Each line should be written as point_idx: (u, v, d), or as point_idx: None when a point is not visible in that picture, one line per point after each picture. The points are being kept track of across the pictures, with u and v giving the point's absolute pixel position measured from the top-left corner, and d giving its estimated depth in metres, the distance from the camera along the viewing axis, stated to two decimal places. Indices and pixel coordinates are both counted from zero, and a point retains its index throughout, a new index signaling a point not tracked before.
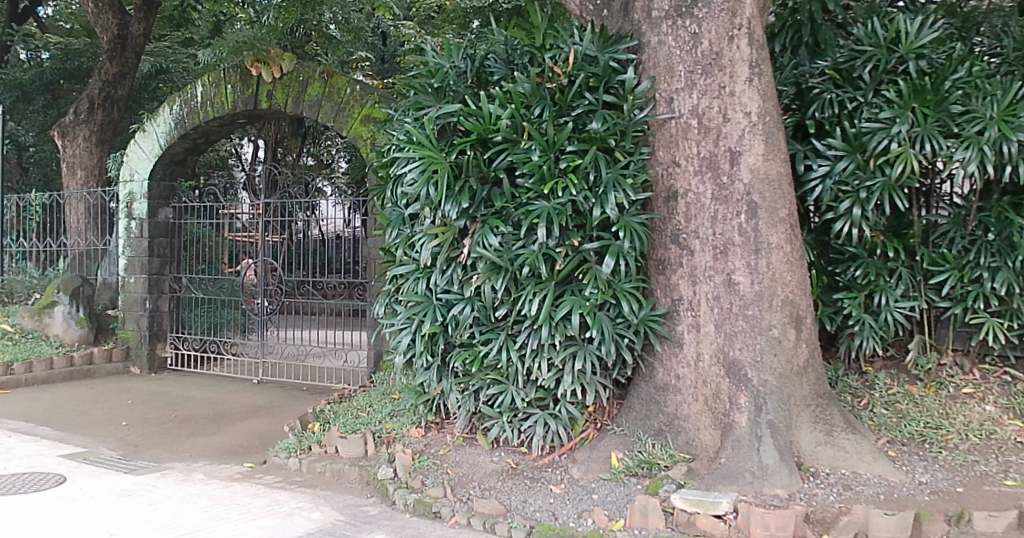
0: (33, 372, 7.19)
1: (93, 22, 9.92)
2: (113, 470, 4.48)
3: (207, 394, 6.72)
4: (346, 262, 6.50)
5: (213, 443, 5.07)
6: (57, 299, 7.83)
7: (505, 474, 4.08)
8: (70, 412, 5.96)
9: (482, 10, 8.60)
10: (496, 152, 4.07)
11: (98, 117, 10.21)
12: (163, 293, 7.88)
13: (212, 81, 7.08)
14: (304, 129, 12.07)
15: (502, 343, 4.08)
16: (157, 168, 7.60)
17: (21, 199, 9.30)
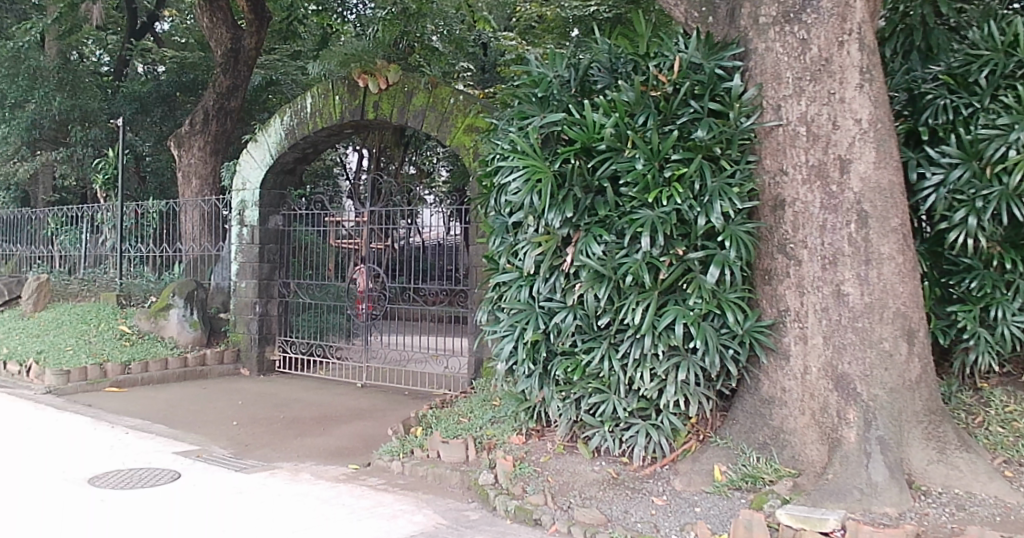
0: (149, 372, 7.55)
1: (209, 37, 10.48)
2: (224, 467, 4.66)
3: (313, 396, 6.88)
4: (447, 269, 6.67)
5: (318, 445, 5.18)
6: (171, 303, 8.24)
7: (606, 484, 4.05)
8: (180, 409, 6.26)
9: (582, 19, 8.58)
10: (600, 161, 4.07)
11: (212, 127, 10.72)
12: (272, 297, 8.16)
13: (320, 93, 7.29)
14: (407, 138, 12.69)
15: (604, 352, 4.06)
16: (268, 177, 7.89)
17: (139, 206, 9.73)
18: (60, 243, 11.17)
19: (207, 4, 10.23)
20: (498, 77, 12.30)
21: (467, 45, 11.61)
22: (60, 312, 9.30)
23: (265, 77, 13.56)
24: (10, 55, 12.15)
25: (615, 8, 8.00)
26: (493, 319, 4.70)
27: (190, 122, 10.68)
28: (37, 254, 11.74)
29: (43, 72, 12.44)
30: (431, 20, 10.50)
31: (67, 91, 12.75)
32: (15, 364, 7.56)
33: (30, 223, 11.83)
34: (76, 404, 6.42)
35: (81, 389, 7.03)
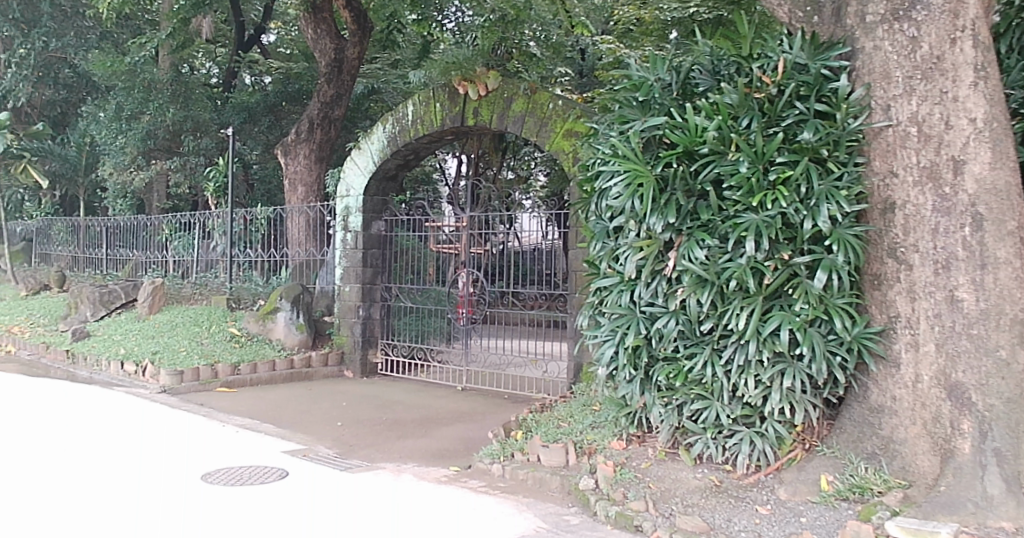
0: (258, 372, 8.12)
1: (313, 47, 11.33)
2: (327, 466, 4.84)
3: (413, 398, 7.21)
4: (546, 274, 6.95)
5: (419, 446, 5.40)
6: (280, 306, 8.83)
7: (708, 492, 4.03)
8: (286, 409, 6.68)
9: (683, 21, 8.25)
10: (703, 164, 4.10)
11: (317, 135, 11.65)
12: (375, 301, 8.59)
13: (422, 100, 7.74)
14: (504, 142, 13.71)
15: (707, 358, 4.05)
16: (370, 184, 8.34)
17: (248, 212, 10.27)
18: (173, 249, 11.76)
19: (312, 17, 11.02)
20: (595, 81, 12.54)
21: (564, 50, 11.43)
22: (175, 313, 10.06)
23: (367, 85, 14.71)
24: (127, 68, 13.15)
25: (716, 9, 7.65)
26: (594, 323, 4.72)
27: (296, 130, 11.67)
28: (151, 260, 12.40)
29: (157, 84, 13.37)
30: (529, 25, 9.91)
31: (180, 103, 13.66)
32: (133, 364, 8.29)
33: (145, 229, 12.58)
34: (190, 404, 6.99)
35: (194, 389, 7.68)
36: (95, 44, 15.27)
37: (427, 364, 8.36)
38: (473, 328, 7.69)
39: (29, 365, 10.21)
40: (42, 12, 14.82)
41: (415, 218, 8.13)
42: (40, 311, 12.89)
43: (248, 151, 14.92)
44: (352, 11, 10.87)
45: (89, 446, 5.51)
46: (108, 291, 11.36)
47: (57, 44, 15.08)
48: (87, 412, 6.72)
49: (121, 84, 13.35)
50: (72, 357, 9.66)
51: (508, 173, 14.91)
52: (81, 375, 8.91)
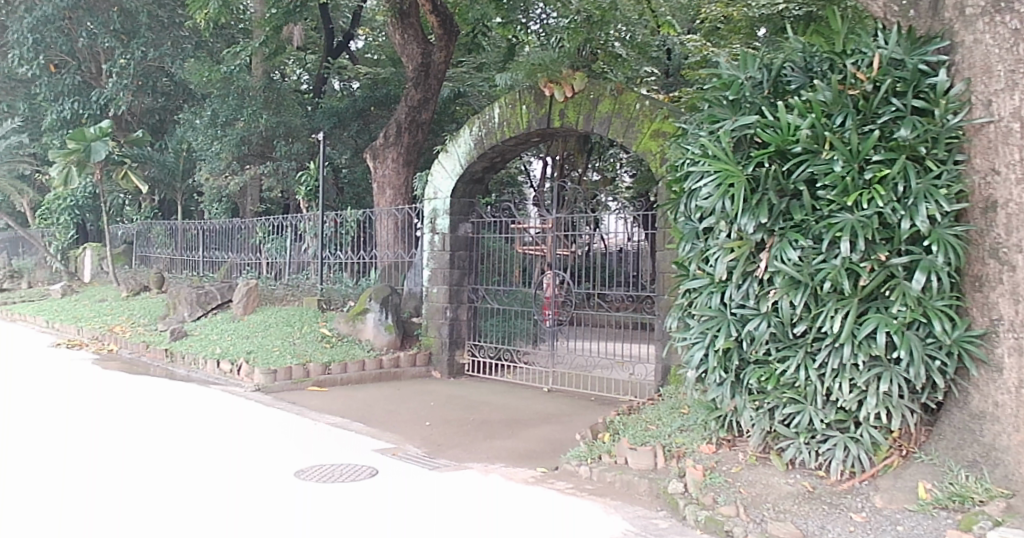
0: (348, 372, 9.38)
1: (401, 52, 12.72)
2: (418, 467, 5.59)
3: (500, 399, 8.51)
4: (628, 276, 8.18)
5: (506, 447, 6.38)
6: (370, 307, 10.16)
7: (800, 498, 4.13)
8: (375, 410, 7.80)
9: (771, 17, 8.07)
10: (796, 164, 4.29)
11: (405, 138, 12.98)
12: (462, 302, 10.07)
13: (508, 103, 9.18)
14: (589, 144, 14.69)
15: (800, 361, 4.20)
16: (458, 186, 9.84)
17: (338, 215, 11.63)
18: (267, 251, 13.14)
19: (402, 23, 12.42)
20: (682, 80, 12.08)
21: (650, 50, 11.74)
22: (269, 314, 11.51)
23: (453, 90, 15.61)
24: (224, 77, 14.44)
25: (806, 6, 7.53)
26: (683, 325, 5.10)
27: (385, 135, 13.02)
28: (246, 261, 13.82)
29: (251, 91, 14.62)
30: (614, 25, 10.63)
31: (272, 108, 14.87)
32: (229, 363, 9.63)
33: (241, 232, 13.90)
34: (282, 403, 8.04)
35: (285, 387, 8.90)
36: (191, 52, 16.03)
37: (513, 365, 9.77)
38: (557, 328, 9.00)
39: (131, 363, 11.03)
40: (141, 23, 15.66)
41: (502, 222, 9.55)
42: (142, 311, 14.00)
43: (339, 156, 15.86)
44: (437, 16, 12.15)
45: (193, 448, 5.94)
46: (203, 293, 12.59)
47: (155, 54, 15.79)
48: (186, 417, 7.21)
49: (217, 91, 14.77)
50: (169, 357, 10.85)
51: (594, 174, 16.01)
52: (179, 372, 10.20)
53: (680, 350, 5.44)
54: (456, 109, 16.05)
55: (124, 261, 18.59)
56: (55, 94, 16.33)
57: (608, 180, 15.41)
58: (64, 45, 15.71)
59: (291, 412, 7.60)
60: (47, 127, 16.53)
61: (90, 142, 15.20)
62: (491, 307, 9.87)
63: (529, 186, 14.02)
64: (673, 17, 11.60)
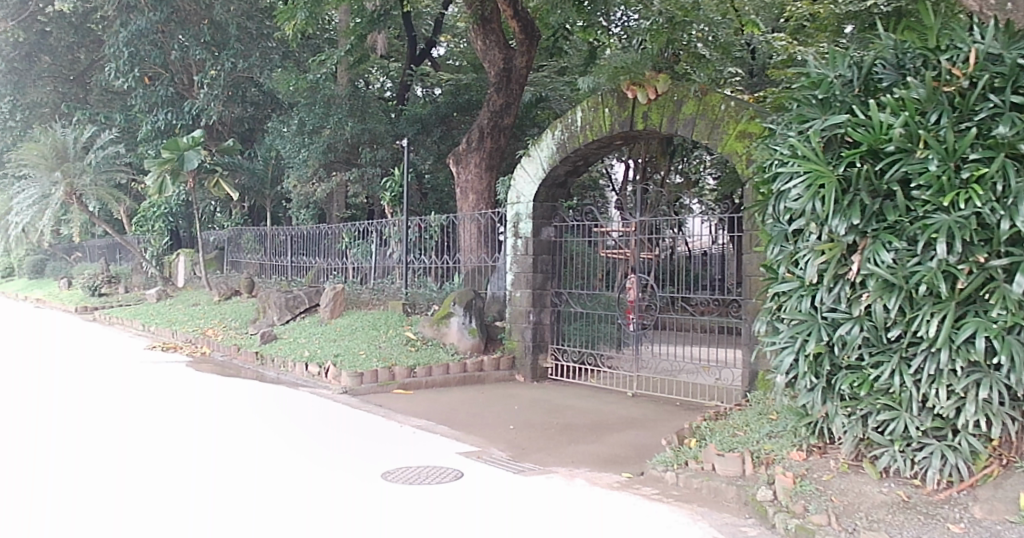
0: (433, 375, 9.61)
1: (483, 58, 13.00)
2: (501, 471, 5.74)
3: (584, 403, 8.59)
4: (712, 279, 8.10)
5: (592, 453, 6.38)
6: (454, 311, 10.43)
7: (895, 507, 4.11)
8: (459, 413, 7.98)
9: (860, 13, 7.81)
10: (889, 163, 4.37)
11: (487, 144, 13.18)
12: (546, 306, 10.18)
13: (591, 107, 9.20)
14: (672, 147, 14.54)
15: (895, 367, 4.26)
16: (540, 190, 9.96)
17: (423, 221, 11.97)
18: (353, 255, 13.58)
19: (483, 29, 12.70)
20: (767, 80, 12.08)
21: (734, 50, 11.56)
22: (355, 318, 11.93)
23: (536, 93, 15.68)
24: (310, 85, 15.19)
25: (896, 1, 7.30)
26: (772, 329, 5.21)
27: (468, 140, 13.27)
28: (332, 266, 14.35)
29: (335, 99, 15.34)
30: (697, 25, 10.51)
31: (357, 116, 15.47)
32: (316, 366, 10.04)
33: (327, 238, 14.46)
34: (370, 405, 8.37)
35: (372, 389, 9.20)
36: (278, 62, 16.79)
37: (597, 370, 9.74)
38: (641, 332, 8.96)
39: (223, 365, 11.65)
40: (231, 35, 16.49)
41: (585, 225, 9.59)
42: (233, 315, 14.78)
43: (422, 161, 16.27)
44: (518, 22, 12.32)
45: (274, 452, 6.22)
46: (292, 297, 13.18)
47: (244, 65, 16.66)
48: (265, 420, 7.53)
49: (303, 101, 15.49)
50: (260, 359, 11.41)
51: (677, 176, 15.80)
52: (270, 374, 10.76)
53: (771, 356, 5.43)
54: (538, 113, 16.15)
55: (215, 267, 19.41)
56: (149, 105, 17.40)
57: (690, 182, 15.29)
58: (156, 58, 16.36)
59: (379, 415, 7.81)
60: (143, 138, 17.77)
61: (182, 151, 16.38)
62: (574, 311, 9.93)
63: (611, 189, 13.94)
64: (755, 16, 10.99)
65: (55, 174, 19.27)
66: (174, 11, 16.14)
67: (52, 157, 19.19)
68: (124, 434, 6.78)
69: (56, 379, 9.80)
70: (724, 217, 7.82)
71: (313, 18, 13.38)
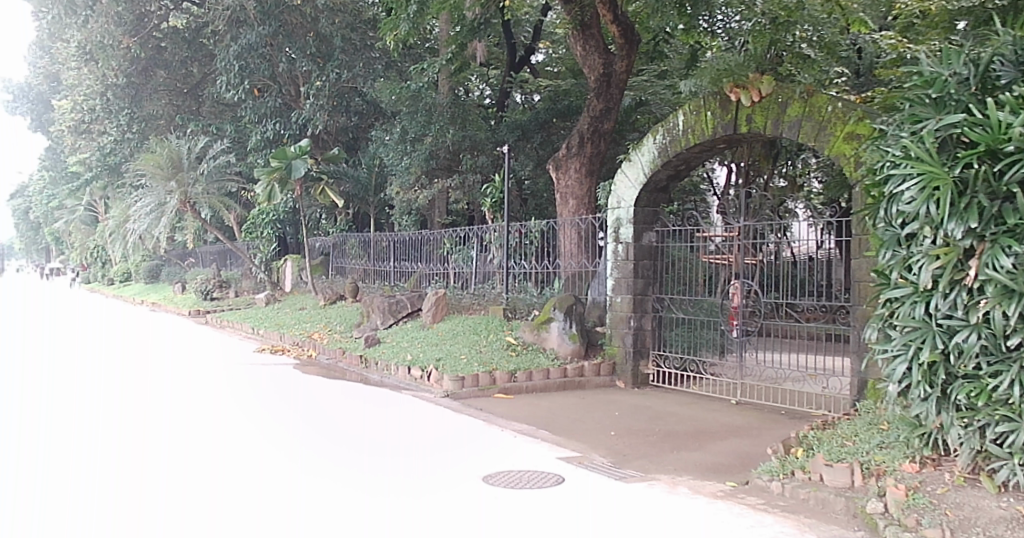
0: (533, 380, 9.81)
1: (583, 63, 13.17)
2: (603, 476, 5.86)
3: (685, 410, 8.56)
4: (819, 285, 7.95)
5: (696, 461, 6.39)
6: (554, 316, 10.61)
7: (1016, 523, 4.01)
8: (560, 418, 8.16)
9: (974, 8, 7.36)
10: (1008, 164, 4.37)
11: (587, 148, 13.28)
12: (647, 312, 10.20)
13: (693, 110, 9.16)
14: (776, 149, 14.20)
15: (1014, 377, 4.21)
16: (641, 195, 10.02)
17: (522, 226, 12.23)
18: (454, 261, 14.04)
19: (582, 34, 12.89)
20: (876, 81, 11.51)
21: (840, 49, 11.17)
22: (457, 323, 12.33)
23: (636, 98, 15.66)
24: (413, 94, 15.91)
25: None
26: (883, 336, 5.20)
27: (568, 146, 13.37)
28: (433, 272, 14.84)
29: (438, 107, 15.82)
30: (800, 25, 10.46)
31: (458, 123, 15.94)
32: (419, 369, 10.46)
33: (429, 244, 14.99)
34: (472, 409, 8.66)
35: (473, 392, 9.49)
36: (380, 72, 17.65)
37: (699, 377, 9.70)
38: (744, 338, 8.84)
39: (328, 368, 12.30)
40: (337, 48, 17.39)
41: (687, 230, 9.56)
42: (338, 319, 15.53)
43: (522, 167, 16.66)
44: (617, 27, 12.39)
45: (290, 464, 6.18)
46: (394, 302, 13.73)
47: (348, 75, 17.60)
48: (281, 430, 7.47)
49: (406, 109, 16.08)
50: (365, 363, 11.95)
51: (781, 181, 15.41)
52: (374, 377, 11.24)
53: (880, 363, 5.44)
54: (638, 118, 16.02)
55: (321, 272, 20.49)
56: (258, 116, 18.73)
57: (795, 187, 14.88)
58: (265, 70, 17.62)
59: (479, 420, 8.05)
60: (253, 148, 19.00)
61: (290, 160, 17.38)
62: (676, 317, 9.85)
63: (713, 194, 13.72)
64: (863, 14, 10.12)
65: (171, 184, 21.17)
66: (282, 24, 17.34)
67: (168, 167, 21.00)
68: (144, 440, 6.98)
69: (130, 381, 10.40)
70: (830, 221, 7.62)
71: (415, 28, 13.98)
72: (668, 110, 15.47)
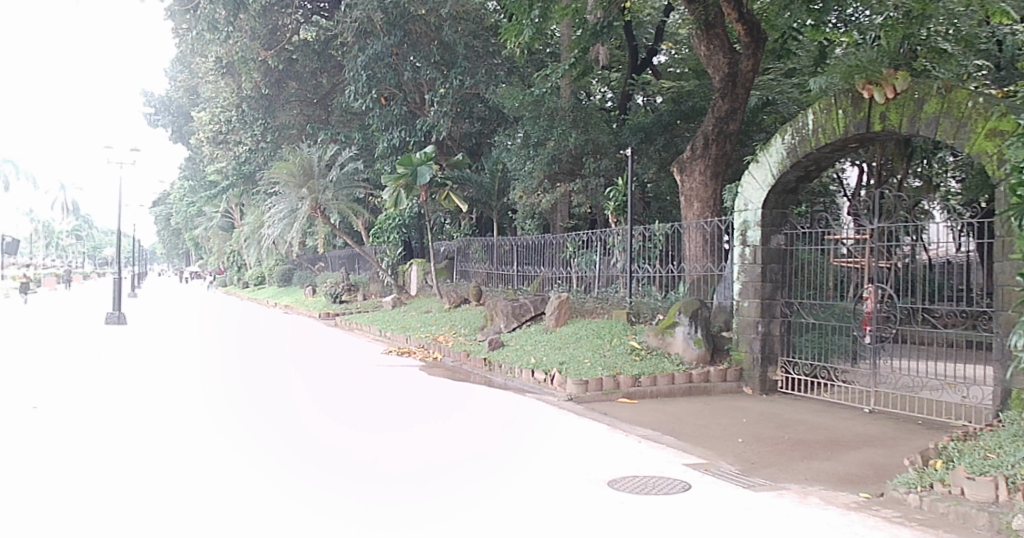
0: (657, 385, 9.89)
1: (708, 64, 13.18)
2: (732, 484, 5.95)
3: (816, 419, 8.40)
4: (958, 288, 7.64)
5: (828, 470, 6.34)
6: (679, 320, 10.65)
7: None
8: (685, 423, 8.25)
9: None
10: None
11: (712, 150, 13.12)
12: (775, 316, 10.06)
13: (823, 109, 8.97)
14: (910, 147, 13.55)
15: None
16: (769, 197, 9.90)
17: (645, 230, 12.34)
18: (577, 265, 14.31)
19: (707, 34, 12.98)
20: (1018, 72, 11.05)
21: (978, 41, 10.66)
22: (579, 327, 12.59)
23: (762, 97, 15.25)
24: (535, 99, 16.42)
25: None
26: None
27: (692, 148, 13.28)
28: (557, 276, 15.17)
29: (559, 112, 16.29)
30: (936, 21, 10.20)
31: (580, 127, 16.16)
32: (544, 372, 10.77)
33: (551, 248, 15.35)
34: (595, 414, 8.88)
35: (596, 396, 9.68)
36: (502, 78, 18.43)
37: (830, 384, 9.48)
38: (878, 344, 8.58)
39: (453, 370, 12.90)
40: (461, 55, 18.18)
41: (815, 232, 9.40)
42: (463, 323, 16.17)
43: (645, 171, 16.67)
44: (743, 26, 12.49)
45: (255, 476, 6.29)
46: (519, 305, 14.20)
47: (471, 81, 18.37)
48: (253, 440, 7.56)
49: (529, 114, 16.61)
50: (489, 365, 12.44)
51: (916, 180, 14.62)
52: (498, 380, 11.68)
53: None
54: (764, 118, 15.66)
55: (445, 275, 21.23)
56: (385, 123, 19.61)
57: (931, 187, 14.10)
58: (392, 78, 18.39)
59: (603, 424, 8.28)
60: (381, 154, 20.01)
61: (416, 166, 18.20)
62: (806, 322, 9.70)
63: (845, 195, 13.18)
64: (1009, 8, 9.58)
65: (302, 191, 22.62)
66: (407, 34, 18.03)
67: (299, 175, 22.47)
68: (181, 442, 7.38)
69: (219, 382, 11.18)
70: (972, 222, 7.33)
71: (537, 33, 14.41)
72: (795, 108, 15.04)
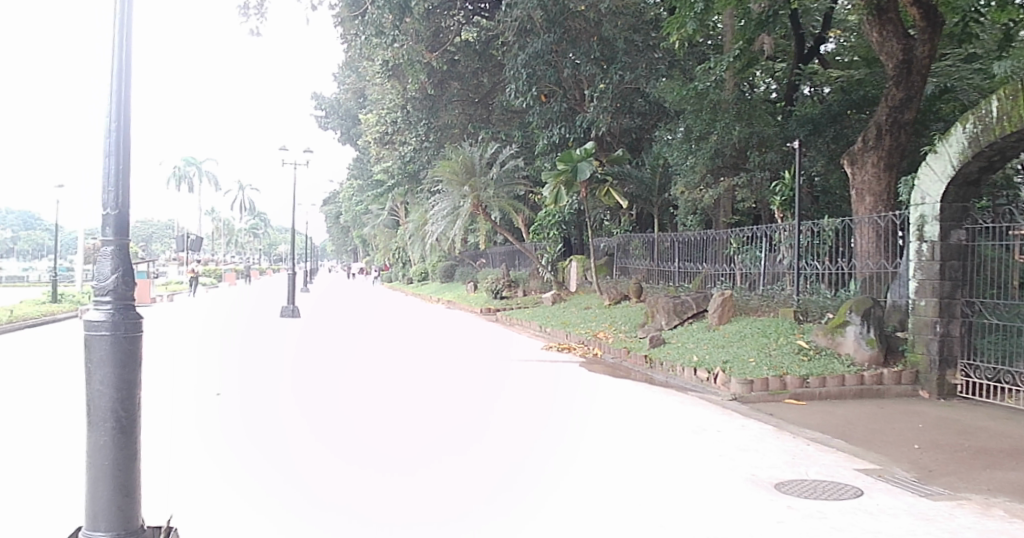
0: (826, 387, 9.80)
1: (880, 51, 12.72)
2: (907, 493, 6.00)
3: (999, 425, 8.08)
4: None
5: (1010, 480, 6.24)
6: (850, 320, 10.47)
7: None
8: (856, 427, 8.19)
9: None
10: None
11: (885, 141, 12.62)
12: (955, 316, 9.71)
13: (1010, 94, 8.52)
14: None
15: None
16: (949, 189, 9.54)
17: (814, 225, 12.13)
18: (741, 262, 14.32)
19: (880, 19, 12.49)
20: None
21: None
22: (744, 324, 12.62)
23: (939, 84, 14.43)
24: (697, 92, 15.90)
25: None
26: None
27: (864, 139, 12.81)
28: (719, 272, 15.21)
29: (723, 104, 16.00)
30: None
31: (744, 120, 15.97)
32: (707, 371, 11.00)
33: (714, 245, 15.38)
34: (760, 415, 9.00)
35: (761, 397, 9.78)
36: (664, 71, 18.76)
37: (1014, 390, 8.96)
38: None
39: (614, 367, 13.34)
40: (621, 51, 18.55)
41: (1000, 227, 9.00)
42: (623, 319, 16.60)
43: (813, 164, 16.20)
44: (919, 9, 11.89)
45: (235, 489, 6.40)
46: (679, 302, 14.40)
47: (632, 76, 18.84)
48: (245, 448, 7.73)
49: (692, 108, 16.22)
50: (650, 363, 12.79)
51: None
52: (661, 377, 12.01)
53: None
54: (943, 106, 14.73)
55: (605, 272, 21.83)
56: (545, 121, 20.37)
57: None
58: (551, 74, 19.08)
59: (767, 426, 8.40)
60: (543, 150, 20.95)
61: (576, 162, 18.78)
62: (988, 322, 9.29)
63: None
64: None
65: (464, 188, 24.19)
66: (567, 32, 18.61)
67: (462, 173, 24.03)
68: (214, 448, 7.71)
69: (336, 382, 11.80)
70: None
71: (698, 24, 14.43)
72: (978, 96, 14.15)
